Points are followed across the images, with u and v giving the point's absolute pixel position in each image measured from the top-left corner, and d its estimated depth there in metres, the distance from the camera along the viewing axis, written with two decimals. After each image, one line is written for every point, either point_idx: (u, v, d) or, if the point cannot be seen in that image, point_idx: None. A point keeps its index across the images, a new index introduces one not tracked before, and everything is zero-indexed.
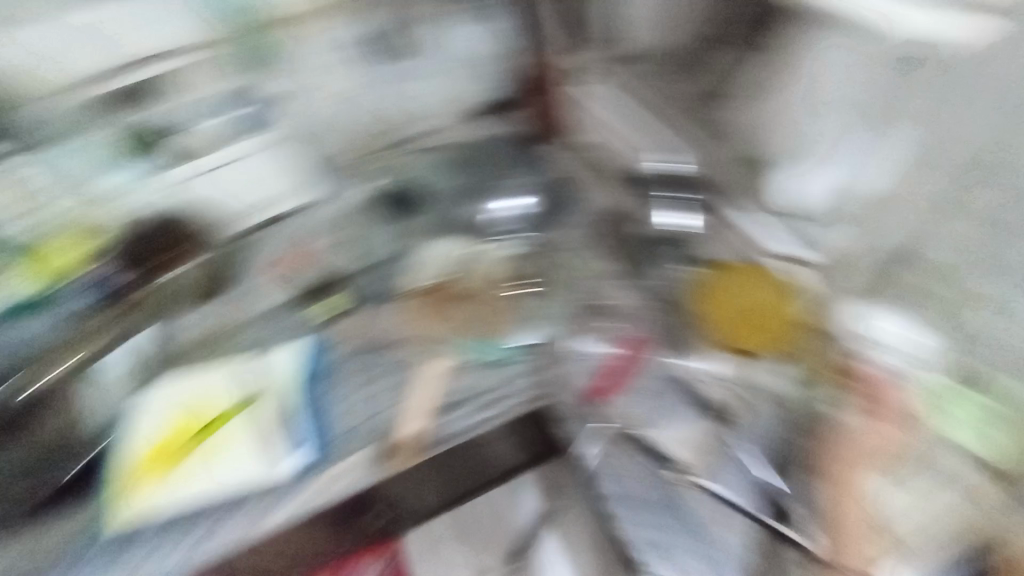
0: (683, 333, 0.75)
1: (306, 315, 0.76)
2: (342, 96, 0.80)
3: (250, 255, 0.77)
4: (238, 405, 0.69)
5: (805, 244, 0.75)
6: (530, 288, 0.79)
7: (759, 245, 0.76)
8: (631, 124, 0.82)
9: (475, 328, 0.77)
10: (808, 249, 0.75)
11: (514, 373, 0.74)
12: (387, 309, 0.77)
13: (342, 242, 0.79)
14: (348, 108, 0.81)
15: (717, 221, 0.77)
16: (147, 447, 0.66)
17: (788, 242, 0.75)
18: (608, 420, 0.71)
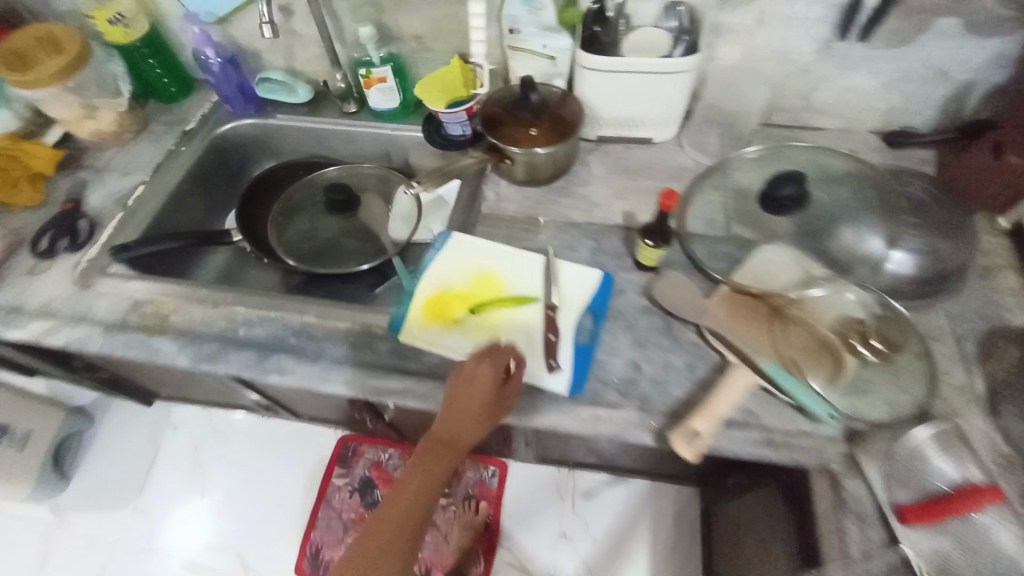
0: (854, 347, 0.69)
1: (503, 250, 0.83)
2: (603, 96, 0.87)
3: (486, 220, 0.88)
4: (537, 293, 0.79)
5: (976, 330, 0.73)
6: (721, 289, 0.78)
7: (980, 295, 0.76)
8: (854, 168, 0.82)
9: (637, 302, 0.78)
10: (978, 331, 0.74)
11: (671, 351, 0.74)
12: (563, 261, 0.82)
13: (522, 209, 0.89)
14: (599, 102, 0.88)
15: (903, 284, 0.75)
16: (431, 297, 0.79)
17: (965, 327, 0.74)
18: (766, 417, 0.67)
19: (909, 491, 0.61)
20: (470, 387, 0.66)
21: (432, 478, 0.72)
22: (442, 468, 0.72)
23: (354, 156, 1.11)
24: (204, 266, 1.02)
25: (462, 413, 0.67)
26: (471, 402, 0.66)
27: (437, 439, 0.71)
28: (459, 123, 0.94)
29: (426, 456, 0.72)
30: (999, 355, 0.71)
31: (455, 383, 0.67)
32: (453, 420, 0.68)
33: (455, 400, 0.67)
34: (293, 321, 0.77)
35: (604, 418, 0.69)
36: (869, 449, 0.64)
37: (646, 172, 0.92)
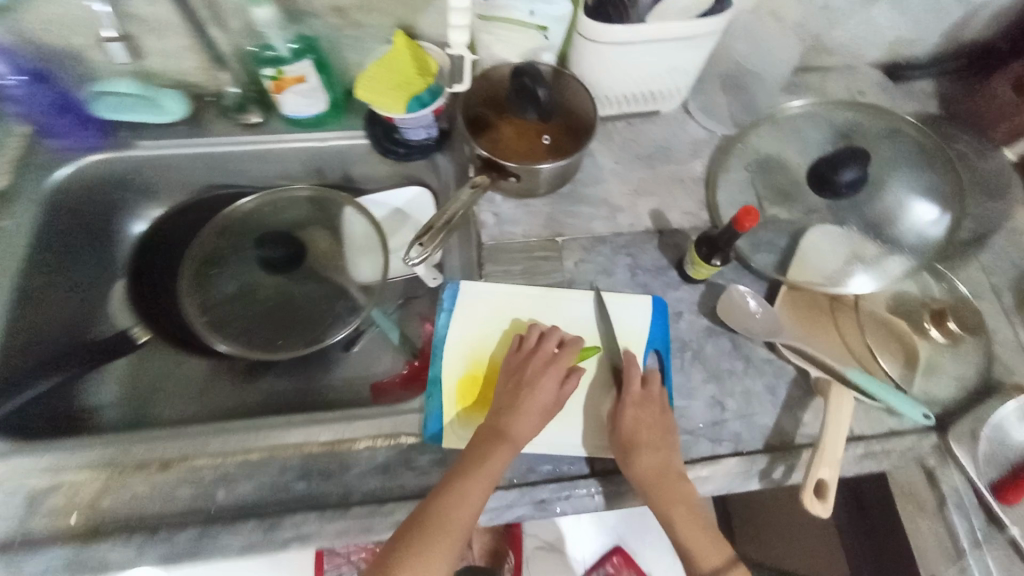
0: (927, 330, 0.67)
1: (529, 296, 0.67)
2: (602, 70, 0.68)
3: (494, 255, 0.70)
4: (584, 341, 0.65)
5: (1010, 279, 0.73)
6: (781, 290, 0.69)
7: (1008, 237, 0.74)
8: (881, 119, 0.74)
9: (697, 324, 0.68)
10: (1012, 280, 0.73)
11: (748, 376, 0.66)
12: (603, 295, 0.68)
13: (533, 230, 0.72)
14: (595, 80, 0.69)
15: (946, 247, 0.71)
16: (466, 379, 0.64)
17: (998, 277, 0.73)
18: (859, 427, 0.63)
19: (997, 470, 0.61)
20: (561, 370, 0.60)
21: (475, 479, 0.54)
22: (495, 465, 0.55)
23: (270, 177, 0.84)
24: (98, 383, 0.74)
25: (532, 408, 0.58)
26: (551, 388, 0.59)
27: (494, 426, 0.58)
28: (423, 127, 0.73)
29: (475, 445, 0.57)
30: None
31: (540, 356, 0.61)
32: (521, 412, 0.58)
33: (533, 382, 0.59)
34: (292, 459, 0.60)
35: (705, 476, 0.60)
36: (959, 437, 0.62)
37: (660, 153, 0.77)
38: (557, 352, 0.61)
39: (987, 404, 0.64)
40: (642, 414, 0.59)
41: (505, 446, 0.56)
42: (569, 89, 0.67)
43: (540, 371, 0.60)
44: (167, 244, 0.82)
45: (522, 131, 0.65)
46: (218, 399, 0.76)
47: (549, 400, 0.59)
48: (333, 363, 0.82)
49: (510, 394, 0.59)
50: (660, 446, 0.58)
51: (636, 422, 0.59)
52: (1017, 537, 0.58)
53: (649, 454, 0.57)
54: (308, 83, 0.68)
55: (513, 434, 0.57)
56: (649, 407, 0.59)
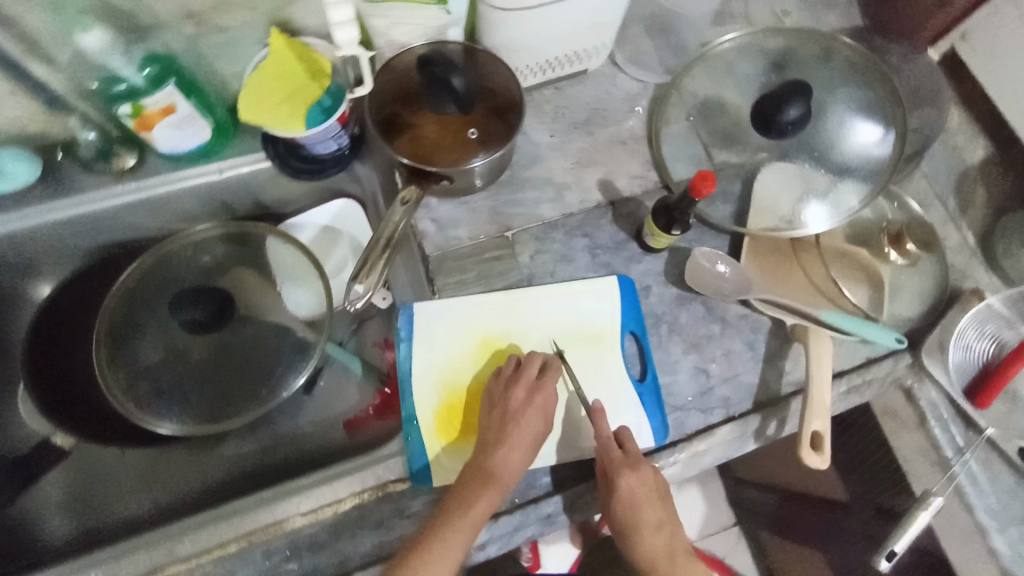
0: (886, 253, 0.67)
1: (490, 305, 0.62)
2: (521, 38, 0.61)
3: (442, 266, 0.64)
4: (557, 340, 0.62)
5: (956, 178, 0.74)
6: (744, 243, 0.68)
7: (944, 140, 0.75)
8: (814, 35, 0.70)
9: (667, 294, 0.66)
10: (957, 175, 0.74)
11: (726, 337, 0.65)
12: (568, 286, 0.64)
13: (479, 229, 0.66)
14: (515, 49, 0.62)
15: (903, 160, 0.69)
16: (443, 409, 0.59)
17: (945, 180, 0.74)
18: (838, 364, 0.64)
19: (968, 376, 0.64)
20: (548, 399, 0.54)
21: (460, 526, 0.51)
22: (480, 511, 0.51)
23: (168, 223, 0.73)
24: (32, 495, 0.67)
25: (521, 442, 0.53)
26: (540, 417, 0.54)
27: (483, 466, 0.53)
28: (331, 138, 0.63)
29: (460, 484, 0.53)
30: (978, 200, 0.72)
31: (523, 385, 0.55)
32: (509, 447, 0.53)
33: (517, 417, 0.53)
34: (271, 543, 0.54)
35: (703, 450, 0.61)
36: (929, 353, 0.65)
37: (596, 116, 0.71)
38: (542, 378, 0.55)
39: (949, 314, 0.66)
40: (627, 482, 0.53)
41: (490, 489, 0.52)
42: (487, 68, 0.60)
43: (524, 405, 0.54)
44: (63, 324, 0.71)
45: (446, 125, 0.58)
46: (176, 477, 0.70)
47: (539, 430, 0.54)
48: (298, 408, 0.75)
49: (496, 427, 0.54)
50: (645, 502, 0.54)
51: (624, 496, 0.53)
52: (992, 435, 0.62)
53: (635, 507, 0.53)
54: (180, 111, 0.58)
55: (500, 472, 0.52)
56: (632, 472, 0.53)
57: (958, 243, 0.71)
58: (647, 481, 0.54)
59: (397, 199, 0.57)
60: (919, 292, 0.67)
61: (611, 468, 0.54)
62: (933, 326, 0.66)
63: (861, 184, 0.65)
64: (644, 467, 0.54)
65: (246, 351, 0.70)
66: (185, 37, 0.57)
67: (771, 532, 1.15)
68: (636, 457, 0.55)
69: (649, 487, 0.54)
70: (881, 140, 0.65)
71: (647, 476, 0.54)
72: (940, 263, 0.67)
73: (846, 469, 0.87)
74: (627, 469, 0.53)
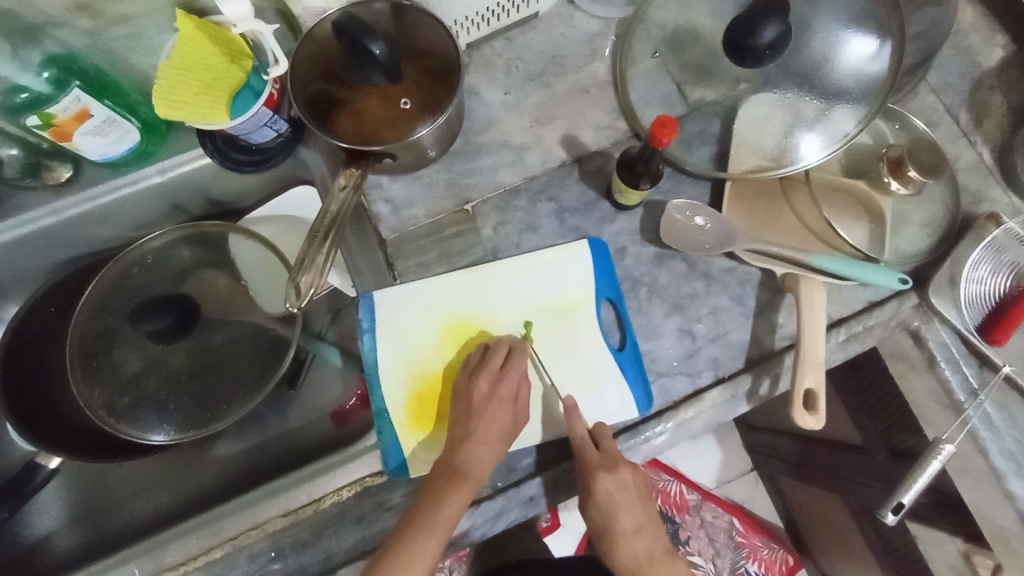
0: (885, 183, 0.60)
1: (453, 286, 0.59)
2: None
3: (401, 249, 0.60)
4: (527, 316, 0.59)
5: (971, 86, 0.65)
6: (726, 188, 0.62)
7: (952, 45, 0.66)
8: None
9: (644, 254, 0.61)
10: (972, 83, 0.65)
11: (711, 294, 0.60)
12: (534, 256, 0.59)
13: (436, 206, 0.61)
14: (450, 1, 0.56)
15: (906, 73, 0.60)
16: (414, 399, 0.58)
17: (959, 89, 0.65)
18: (835, 311, 0.60)
19: (982, 311, 0.58)
20: (512, 388, 0.54)
21: (432, 529, 0.50)
22: (452, 507, 0.51)
23: (123, 232, 0.70)
24: (38, 512, 0.69)
25: (490, 435, 0.53)
26: (507, 406, 0.54)
27: (451, 464, 0.53)
28: (266, 125, 0.59)
29: (429, 484, 0.52)
30: (995, 110, 0.64)
31: (486, 377, 0.54)
32: (477, 443, 0.53)
33: (481, 410, 0.53)
34: (254, 545, 0.54)
35: (692, 417, 0.57)
36: (938, 290, 0.59)
37: (554, 65, 0.65)
38: (505, 367, 0.55)
39: (960, 244, 0.59)
40: (604, 484, 0.52)
41: (461, 484, 0.52)
42: (417, 25, 0.54)
43: (487, 397, 0.54)
44: (37, 352, 0.70)
45: (384, 97, 0.52)
46: (174, 485, 0.71)
47: (508, 421, 0.54)
48: (287, 405, 0.74)
49: (461, 421, 0.54)
50: (621, 500, 0.53)
51: (601, 498, 0.53)
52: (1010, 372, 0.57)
53: (613, 508, 0.53)
54: (96, 115, 0.56)
55: (471, 469, 0.52)
56: (610, 475, 0.52)
57: (974, 163, 0.63)
58: (625, 482, 0.53)
59: (336, 183, 0.53)
60: (927, 223, 0.60)
61: (588, 470, 0.53)
62: (941, 260, 0.60)
63: (856, 108, 0.58)
64: (622, 467, 0.53)
65: (223, 356, 0.68)
66: (85, 32, 0.53)
67: (789, 477, 1.10)
68: (614, 457, 0.53)
69: (628, 488, 0.53)
70: (879, 53, 0.56)
71: (626, 479, 0.53)
72: (949, 188, 0.60)
73: (855, 413, 0.80)
74: (604, 471, 0.52)
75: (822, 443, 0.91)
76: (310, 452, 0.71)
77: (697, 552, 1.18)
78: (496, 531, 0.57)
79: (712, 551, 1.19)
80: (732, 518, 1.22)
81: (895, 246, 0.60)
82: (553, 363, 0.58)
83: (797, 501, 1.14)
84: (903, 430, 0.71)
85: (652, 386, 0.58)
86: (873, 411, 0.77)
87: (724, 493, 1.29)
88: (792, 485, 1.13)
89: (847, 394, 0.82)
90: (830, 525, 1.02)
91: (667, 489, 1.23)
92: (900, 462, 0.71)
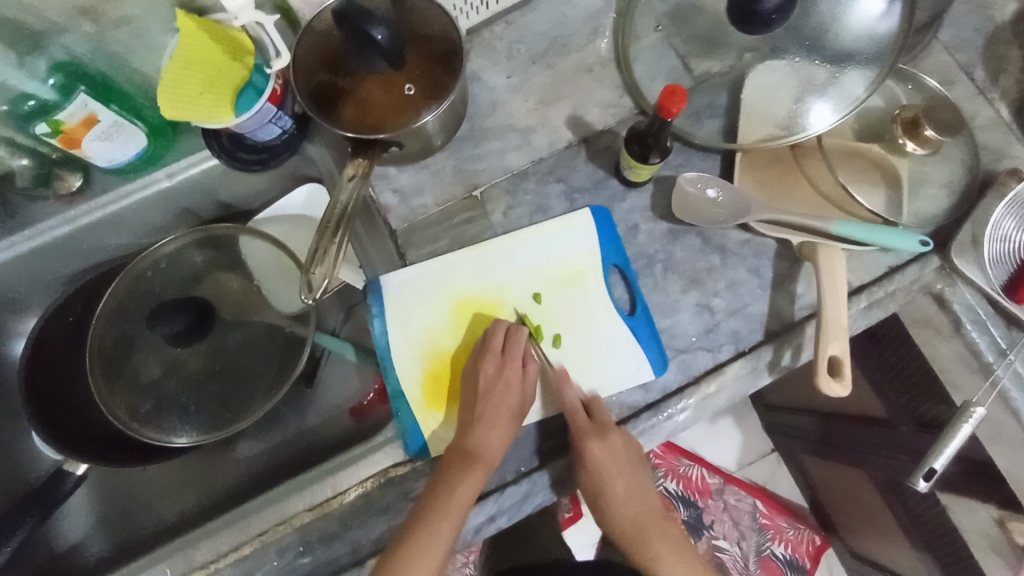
0: (901, 145, 0.59)
1: (458, 265, 0.59)
2: None
3: (412, 238, 0.60)
4: (535, 288, 0.58)
5: (983, 43, 0.63)
6: (737, 158, 0.60)
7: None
8: None
9: (657, 231, 0.60)
10: (985, 39, 0.63)
11: (728, 267, 0.59)
12: (538, 229, 0.59)
13: (445, 193, 0.60)
14: None
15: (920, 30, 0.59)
16: (429, 379, 0.58)
17: (972, 46, 0.63)
18: (856, 278, 0.59)
19: (1007, 270, 0.57)
20: (517, 370, 0.54)
21: (445, 513, 0.50)
22: (465, 490, 0.51)
23: (135, 240, 0.70)
24: (66, 519, 0.70)
25: (499, 417, 0.53)
26: (514, 389, 0.54)
27: (462, 447, 0.53)
28: (271, 121, 0.59)
29: (441, 471, 0.52)
30: (1013, 65, 0.62)
31: (490, 361, 0.54)
32: (485, 427, 0.53)
33: (488, 392, 0.54)
34: (283, 539, 0.54)
35: (714, 392, 0.56)
36: (961, 251, 0.58)
37: (556, 46, 0.64)
38: (506, 350, 0.55)
39: (982, 203, 0.58)
40: (594, 450, 0.53)
41: (473, 469, 0.52)
42: (416, 11, 0.53)
43: (493, 380, 0.54)
44: (60, 363, 0.71)
45: (386, 83, 0.52)
46: (199, 486, 0.72)
47: (516, 403, 0.54)
48: (305, 403, 0.75)
49: (469, 405, 0.54)
50: (614, 469, 0.53)
51: (592, 465, 0.53)
52: None
53: (603, 474, 0.53)
54: (104, 120, 0.56)
55: (483, 453, 0.52)
56: (599, 441, 0.53)
57: (991, 119, 0.61)
58: (616, 450, 0.53)
59: (343, 173, 0.52)
60: (947, 183, 0.59)
61: (577, 437, 0.53)
62: (962, 220, 0.58)
63: (868, 69, 0.56)
64: (612, 434, 0.53)
65: (240, 355, 0.68)
66: (88, 38, 0.54)
67: (812, 456, 1.09)
68: (605, 425, 0.53)
69: (620, 455, 0.53)
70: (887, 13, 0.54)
71: (617, 445, 0.53)
72: (968, 145, 0.59)
73: (875, 381, 0.78)
74: (595, 438, 0.53)
75: (845, 418, 0.89)
76: (331, 447, 0.71)
77: (722, 536, 1.17)
78: (524, 516, 0.57)
79: (737, 534, 1.18)
80: (755, 501, 1.21)
81: (914, 207, 0.58)
82: (567, 337, 0.58)
83: (820, 478, 1.13)
84: (929, 400, 0.69)
85: (672, 362, 0.57)
86: (888, 377, 0.76)
87: (745, 475, 1.28)
88: (815, 463, 1.11)
89: (864, 363, 0.80)
90: (858, 505, 1.01)
91: (688, 474, 1.22)
92: (930, 433, 0.70)
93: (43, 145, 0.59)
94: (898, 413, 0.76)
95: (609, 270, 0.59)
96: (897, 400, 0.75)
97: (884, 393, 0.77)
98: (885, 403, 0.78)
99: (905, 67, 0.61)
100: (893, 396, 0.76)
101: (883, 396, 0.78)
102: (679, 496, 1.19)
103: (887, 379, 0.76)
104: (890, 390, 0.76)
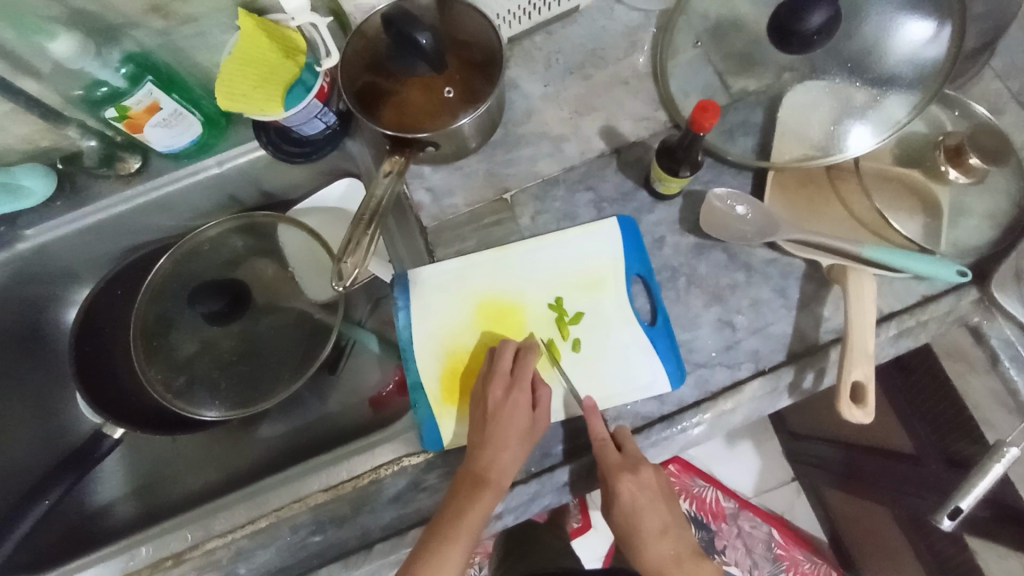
0: (943, 172, 0.57)
1: (483, 265, 0.60)
2: None
3: (441, 236, 0.61)
4: (556, 291, 0.59)
5: None
6: (768, 177, 0.60)
7: None
8: None
9: (683, 244, 0.60)
10: None
11: (753, 285, 0.58)
12: (562, 234, 0.60)
13: (476, 195, 0.62)
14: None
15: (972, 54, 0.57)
16: (448, 374, 0.59)
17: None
18: (885, 305, 0.57)
19: None
20: (526, 393, 0.54)
21: (457, 536, 0.51)
22: (476, 513, 0.52)
23: (182, 222, 0.74)
24: (101, 482, 0.75)
25: (509, 439, 0.54)
26: (523, 411, 0.54)
27: (474, 469, 0.53)
28: (316, 117, 0.62)
29: (454, 492, 0.53)
30: None
31: (499, 382, 0.55)
32: (497, 449, 0.53)
33: (497, 414, 0.54)
34: (297, 517, 0.56)
35: (731, 409, 0.56)
36: (1001, 285, 0.56)
37: (593, 58, 0.65)
38: (515, 370, 0.55)
39: None
40: (624, 484, 0.52)
41: (485, 491, 0.52)
42: (459, 18, 0.55)
43: (502, 402, 0.54)
44: (106, 336, 0.75)
45: (428, 86, 0.53)
46: (223, 461, 0.75)
47: (526, 424, 0.54)
48: (327, 389, 0.77)
49: (479, 427, 0.55)
50: (643, 499, 0.54)
51: (622, 495, 0.53)
52: None
53: (637, 509, 0.54)
54: (164, 108, 0.60)
55: (495, 475, 0.53)
56: (632, 476, 0.52)
57: None
58: (646, 482, 0.53)
59: (380, 169, 0.55)
60: (991, 215, 0.57)
61: (609, 472, 0.53)
62: (1005, 253, 0.56)
63: (911, 92, 0.55)
64: (643, 469, 0.53)
65: (269, 339, 0.71)
66: (157, 32, 0.58)
67: (834, 488, 1.05)
68: (635, 459, 0.53)
69: (648, 486, 0.54)
70: (930, 40, 0.54)
71: (646, 478, 0.53)
72: (1014, 175, 0.57)
73: (904, 414, 0.75)
74: (626, 473, 0.52)
75: (870, 449, 0.86)
76: (349, 433, 0.73)
77: (734, 563, 1.13)
78: (530, 516, 0.58)
79: (750, 562, 1.14)
80: (771, 529, 1.17)
81: (953, 237, 0.57)
82: (586, 342, 0.58)
83: (843, 514, 1.08)
84: (961, 438, 0.66)
85: (689, 376, 0.57)
86: (918, 410, 0.73)
87: (762, 502, 1.24)
88: (838, 497, 1.07)
89: (895, 394, 0.77)
90: (880, 542, 0.97)
91: (702, 495, 1.19)
92: (958, 472, 0.67)
93: (109, 128, 0.64)
94: (927, 448, 0.73)
95: (632, 280, 0.60)
96: (926, 434, 0.72)
97: (914, 426, 0.75)
98: (914, 436, 0.75)
99: (950, 93, 0.60)
100: (922, 430, 0.73)
101: (912, 429, 0.75)
102: (692, 518, 1.17)
103: (913, 411, 0.74)
104: (918, 423, 0.73)
